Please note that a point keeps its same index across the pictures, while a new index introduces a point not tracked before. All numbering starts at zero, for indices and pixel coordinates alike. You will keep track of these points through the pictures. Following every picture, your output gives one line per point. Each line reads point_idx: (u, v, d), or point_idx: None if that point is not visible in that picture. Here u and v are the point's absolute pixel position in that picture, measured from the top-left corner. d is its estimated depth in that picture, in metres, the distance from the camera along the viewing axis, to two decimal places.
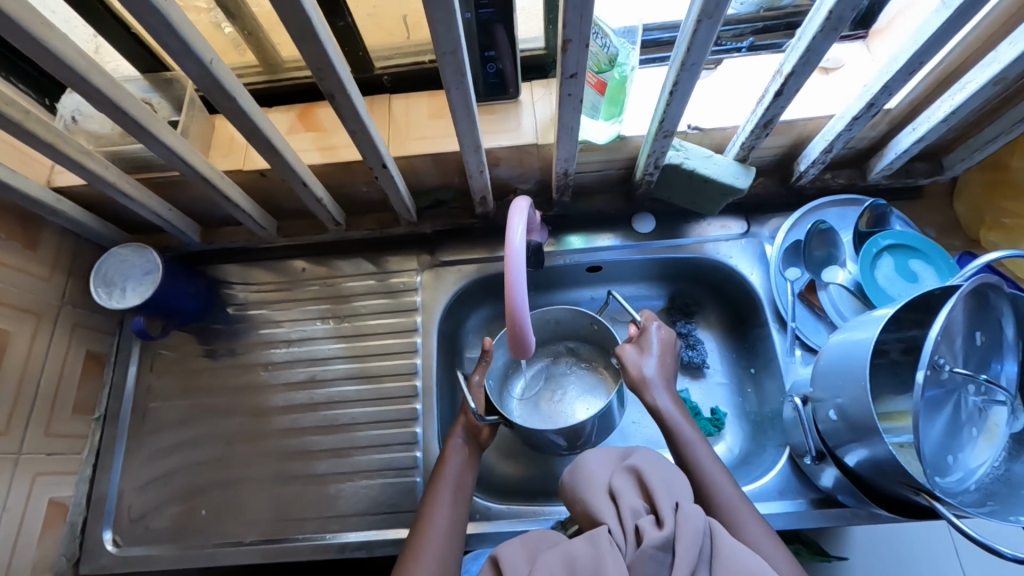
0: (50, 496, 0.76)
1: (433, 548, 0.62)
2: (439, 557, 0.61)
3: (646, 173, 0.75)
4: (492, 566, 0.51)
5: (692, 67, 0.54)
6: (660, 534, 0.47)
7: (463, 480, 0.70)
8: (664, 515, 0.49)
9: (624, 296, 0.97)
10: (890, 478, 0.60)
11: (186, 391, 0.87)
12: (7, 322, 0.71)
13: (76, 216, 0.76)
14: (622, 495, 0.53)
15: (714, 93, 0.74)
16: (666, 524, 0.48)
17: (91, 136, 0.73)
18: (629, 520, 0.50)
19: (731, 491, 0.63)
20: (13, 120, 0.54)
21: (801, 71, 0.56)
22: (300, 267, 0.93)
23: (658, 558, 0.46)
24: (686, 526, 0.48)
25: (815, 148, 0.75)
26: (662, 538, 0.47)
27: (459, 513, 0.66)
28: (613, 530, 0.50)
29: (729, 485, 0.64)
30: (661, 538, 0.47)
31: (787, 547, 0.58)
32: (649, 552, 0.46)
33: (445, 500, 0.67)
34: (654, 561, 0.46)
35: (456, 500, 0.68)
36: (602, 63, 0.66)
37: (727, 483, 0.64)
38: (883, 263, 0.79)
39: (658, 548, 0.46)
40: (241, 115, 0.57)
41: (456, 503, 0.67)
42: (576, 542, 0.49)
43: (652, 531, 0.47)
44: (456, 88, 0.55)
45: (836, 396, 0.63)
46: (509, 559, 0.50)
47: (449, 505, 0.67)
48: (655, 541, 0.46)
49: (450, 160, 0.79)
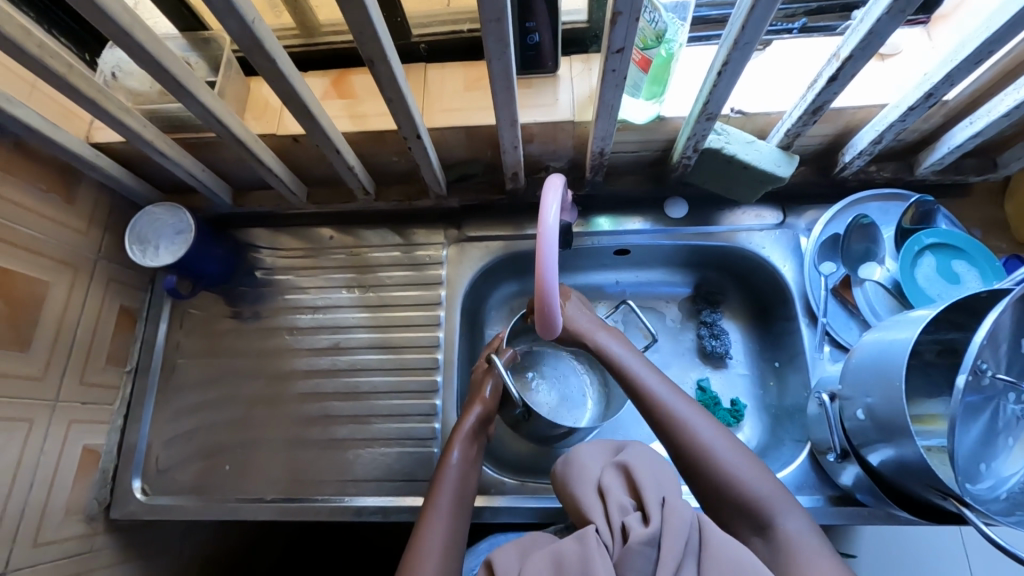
0: (84, 443, 0.78)
1: (434, 547, 0.60)
2: (440, 556, 0.60)
3: (683, 156, 0.73)
4: (486, 571, 0.51)
5: (745, 47, 0.52)
6: (646, 530, 0.47)
7: (469, 475, 0.70)
8: (651, 510, 0.49)
9: (648, 282, 0.97)
10: (915, 480, 0.59)
11: (213, 351, 0.90)
12: (46, 273, 0.72)
13: (114, 172, 0.77)
14: (611, 493, 0.54)
15: (763, 76, 0.72)
16: (653, 519, 0.48)
17: (130, 93, 0.73)
18: (618, 517, 0.51)
19: (695, 414, 0.63)
20: (56, 72, 0.54)
21: (859, 55, 0.53)
22: (327, 235, 0.93)
23: (644, 553, 0.46)
24: (672, 519, 0.48)
25: (864, 138, 0.71)
26: (648, 534, 0.47)
27: (459, 521, 0.65)
28: (601, 530, 0.50)
29: (695, 412, 0.64)
30: (647, 533, 0.47)
31: (774, 480, 0.57)
32: (635, 547, 0.46)
33: (449, 498, 0.67)
34: (640, 556, 0.46)
35: (462, 496, 0.68)
36: (649, 40, 0.64)
37: (687, 405, 0.64)
38: (925, 262, 0.76)
39: (644, 544, 0.47)
40: (279, 77, 0.56)
41: (459, 501, 0.67)
42: (566, 543, 0.49)
43: (638, 527, 0.48)
44: (497, 59, 0.53)
45: (866, 394, 0.62)
46: (503, 563, 0.51)
47: (450, 505, 0.66)
48: (641, 536, 0.47)
49: (483, 134, 0.78)
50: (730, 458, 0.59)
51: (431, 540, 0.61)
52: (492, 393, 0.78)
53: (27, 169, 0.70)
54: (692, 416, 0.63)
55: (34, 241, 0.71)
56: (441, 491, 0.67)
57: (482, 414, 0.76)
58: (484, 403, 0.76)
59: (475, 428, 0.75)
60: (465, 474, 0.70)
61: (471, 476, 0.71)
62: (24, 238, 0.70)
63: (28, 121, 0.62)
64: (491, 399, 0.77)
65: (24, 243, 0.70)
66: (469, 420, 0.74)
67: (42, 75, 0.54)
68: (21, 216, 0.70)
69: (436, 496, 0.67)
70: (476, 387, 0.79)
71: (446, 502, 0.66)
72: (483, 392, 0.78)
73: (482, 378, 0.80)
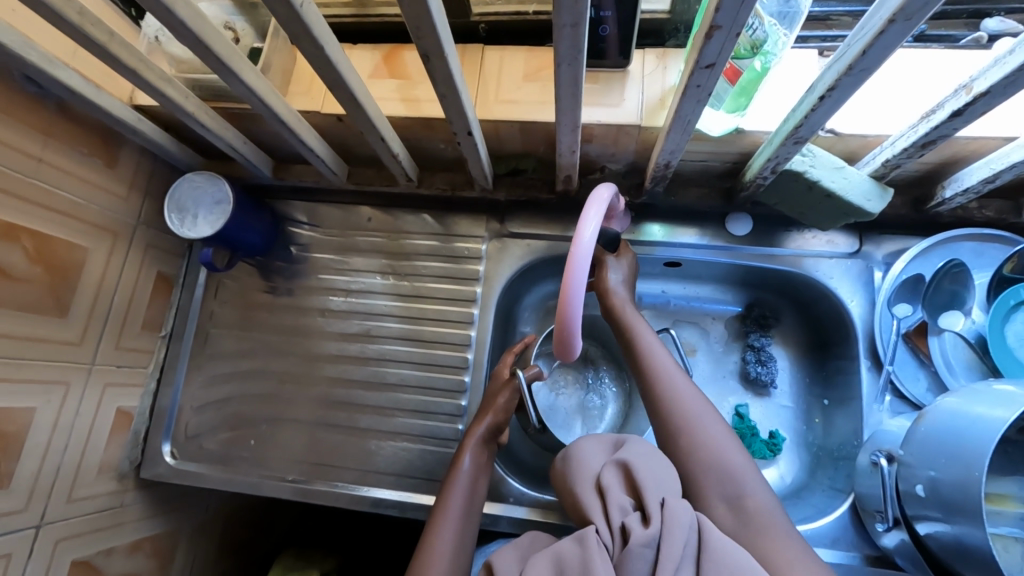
0: (118, 405, 0.80)
1: (443, 554, 0.59)
2: (448, 565, 0.58)
3: (758, 176, 0.66)
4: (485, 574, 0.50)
5: (860, 73, 0.44)
6: (645, 531, 0.45)
7: (480, 481, 0.69)
8: (651, 512, 0.47)
9: (696, 296, 0.91)
10: (968, 564, 0.54)
11: (245, 323, 0.90)
12: (85, 238, 0.72)
13: (155, 138, 0.74)
14: (611, 493, 0.51)
15: (867, 92, 0.62)
16: (653, 521, 0.45)
17: (173, 59, 0.70)
18: (617, 518, 0.48)
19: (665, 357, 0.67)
20: (96, 41, 0.51)
21: (999, 92, 0.45)
22: (366, 216, 0.90)
23: (643, 555, 0.43)
24: (673, 520, 0.45)
25: (973, 174, 0.62)
26: (648, 535, 0.44)
27: (467, 531, 0.63)
28: (600, 530, 0.48)
29: (684, 381, 0.64)
30: (646, 535, 0.44)
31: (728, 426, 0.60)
32: (634, 548, 0.43)
33: (459, 507, 0.65)
34: (639, 558, 0.43)
35: (471, 506, 0.66)
36: (742, 49, 0.55)
37: (682, 382, 0.64)
38: (1018, 317, 0.68)
39: (643, 546, 0.44)
40: (326, 63, 0.52)
41: (470, 508, 0.65)
42: (566, 544, 0.47)
43: (638, 528, 0.45)
44: (567, 64, 0.47)
45: (929, 466, 0.56)
46: (502, 566, 0.50)
47: (460, 510, 0.64)
48: (640, 537, 0.44)
49: (538, 130, 0.72)
50: (714, 430, 0.59)
51: (441, 546, 0.60)
52: (507, 404, 0.74)
53: (68, 131, 0.68)
54: (684, 387, 0.63)
55: (73, 205, 0.70)
56: (450, 499, 0.65)
57: (495, 422, 0.73)
58: (496, 411, 0.73)
59: (484, 434, 0.72)
60: (475, 481, 0.68)
61: (480, 481, 0.69)
62: (64, 203, 0.69)
63: (70, 85, 0.60)
64: (505, 412, 0.73)
65: (63, 208, 0.68)
66: (480, 429, 0.71)
67: (82, 43, 0.51)
68: (62, 179, 0.68)
69: (446, 504, 0.65)
70: (489, 396, 0.75)
71: (456, 512, 0.64)
72: (497, 401, 0.74)
73: (498, 389, 0.76)
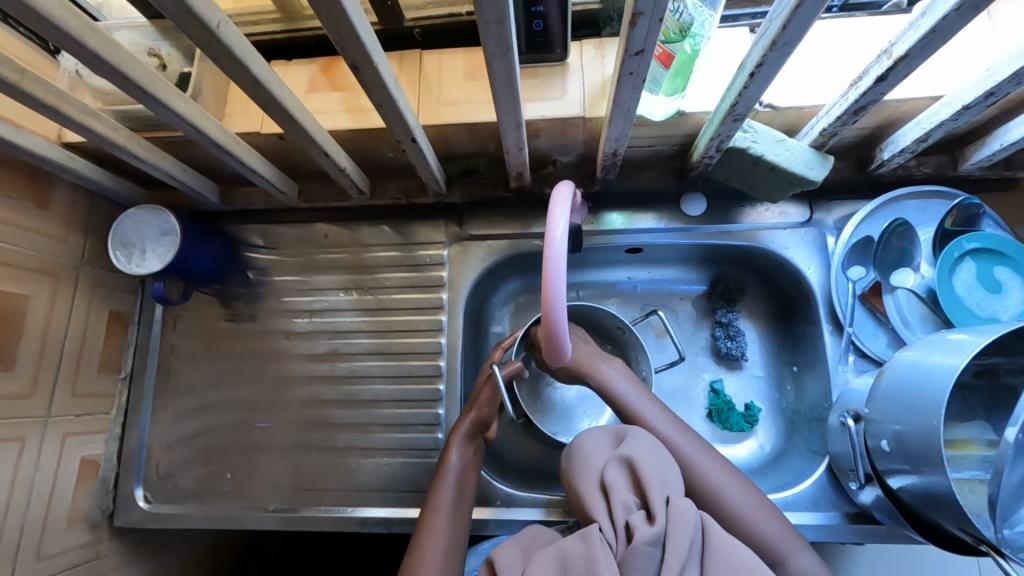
0: (82, 454, 0.77)
1: (435, 551, 0.59)
2: (441, 562, 0.58)
3: (705, 155, 0.67)
4: (486, 569, 0.51)
5: (784, 47, 0.45)
6: (651, 529, 0.45)
7: (469, 474, 0.68)
8: (655, 509, 0.47)
9: (662, 279, 0.92)
10: (936, 511, 0.56)
11: (209, 354, 0.87)
12: (25, 285, 0.69)
13: (88, 174, 0.72)
14: (614, 490, 0.52)
15: (801, 64, 0.64)
16: (657, 518, 0.46)
17: (98, 92, 0.67)
18: (620, 516, 0.49)
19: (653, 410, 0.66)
20: (8, 81, 0.48)
21: (916, 54, 0.46)
22: (322, 233, 0.88)
23: (649, 554, 0.44)
24: (678, 521, 0.46)
25: (907, 135, 0.64)
26: (652, 533, 0.45)
27: (458, 526, 0.63)
28: (604, 529, 0.48)
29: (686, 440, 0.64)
30: (651, 533, 0.45)
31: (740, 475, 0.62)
32: (639, 547, 0.44)
33: (448, 502, 0.64)
34: (646, 556, 0.44)
35: (462, 499, 0.66)
36: (672, 32, 0.58)
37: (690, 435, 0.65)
38: (964, 269, 0.70)
39: (649, 544, 0.45)
40: (254, 82, 0.50)
41: (459, 504, 0.65)
42: (569, 541, 0.48)
43: (643, 526, 0.46)
44: (499, 62, 0.47)
45: (893, 421, 0.58)
46: (506, 561, 0.50)
47: (450, 506, 0.64)
48: (646, 536, 0.45)
49: (485, 129, 0.71)
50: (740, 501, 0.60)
51: (431, 543, 0.60)
52: (490, 399, 0.72)
53: None
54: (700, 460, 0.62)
55: (8, 253, 0.67)
56: (440, 494, 0.65)
57: (480, 417, 0.72)
58: (480, 407, 0.72)
59: (470, 431, 0.71)
60: (465, 476, 0.68)
61: (471, 477, 0.68)
62: None
63: None
64: (487, 403, 0.72)
65: None
66: (466, 423, 0.71)
67: None
68: None
69: (436, 498, 0.65)
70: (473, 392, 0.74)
71: (446, 505, 0.64)
72: (481, 397, 0.72)
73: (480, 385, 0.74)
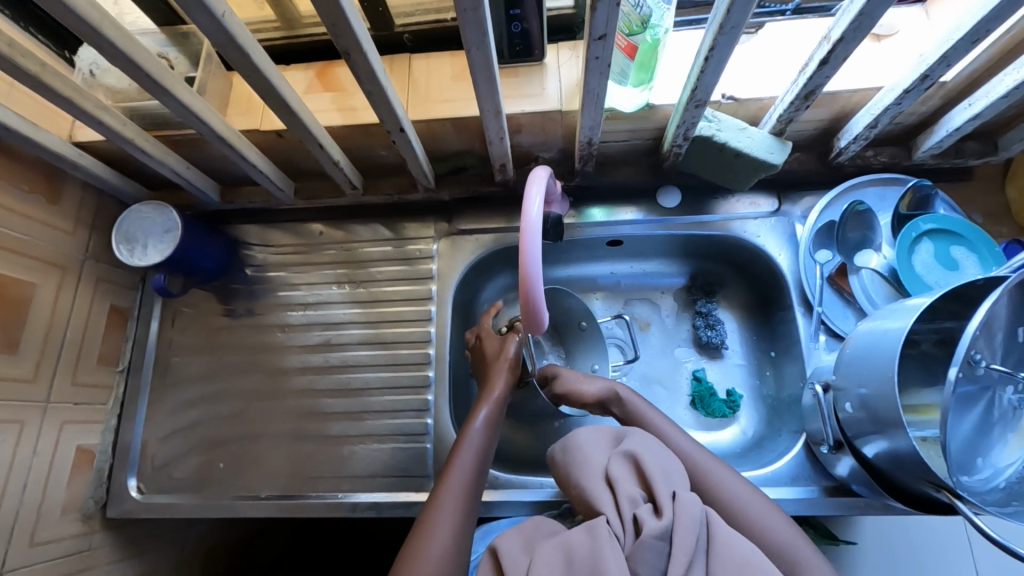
0: (78, 443, 0.79)
1: (447, 512, 0.59)
2: (454, 525, 0.58)
3: (674, 144, 0.71)
4: (491, 557, 0.49)
5: (732, 31, 0.50)
6: (659, 523, 0.46)
7: (490, 440, 0.69)
8: (662, 504, 0.48)
9: (645, 272, 0.96)
10: (909, 472, 0.58)
11: (206, 349, 0.90)
12: (33, 274, 0.72)
13: (97, 171, 0.76)
14: (619, 483, 0.52)
15: (756, 61, 0.70)
16: (666, 513, 0.47)
17: (110, 91, 0.72)
18: (627, 508, 0.49)
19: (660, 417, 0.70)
20: (29, 72, 0.53)
21: (850, 37, 0.51)
22: (317, 231, 0.92)
23: (657, 548, 0.45)
24: (685, 514, 0.47)
25: (859, 123, 0.70)
26: (660, 527, 0.45)
27: (473, 488, 0.63)
28: (610, 520, 0.48)
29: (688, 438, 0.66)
30: (659, 527, 0.46)
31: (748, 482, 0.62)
32: (648, 541, 0.45)
33: (469, 462, 0.65)
34: (653, 550, 0.45)
35: (482, 462, 0.66)
36: (634, 25, 0.62)
37: (684, 437, 0.66)
38: (922, 248, 0.74)
39: (656, 537, 0.45)
40: (256, 73, 0.55)
41: (480, 465, 0.66)
42: (575, 535, 0.47)
43: (651, 520, 0.46)
44: (477, 48, 0.51)
45: (859, 385, 0.61)
46: (507, 550, 0.49)
47: (470, 465, 0.65)
48: (653, 530, 0.45)
49: (471, 125, 0.77)
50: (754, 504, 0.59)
51: (445, 504, 0.60)
52: (516, 353, 0.77)
53: (8, 170, 0.70)
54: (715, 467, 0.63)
55: (18, 241, 0.70)
56: (461, 455, 0.66)
57: (511, 378, 0.75)
58: (506, 368, 0.75)
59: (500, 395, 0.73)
60: (486, 438, 0.68)
61: (491, 438, 0.69)
62: (9, 240, 0.69)
63: (6, 122, 0.61)
64: (513, 361, 0.76)
65: (8, 244, 0.69)
66: (500, 385, 0.73)
67: (16, 75, 0.53)
68: (4, 217, 0.69)
69: (457, 458, 0.65)
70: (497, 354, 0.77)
71: (467, 466, 0.65)
72: (504, 361, 0.76)
73: (503, 345, 0.78)
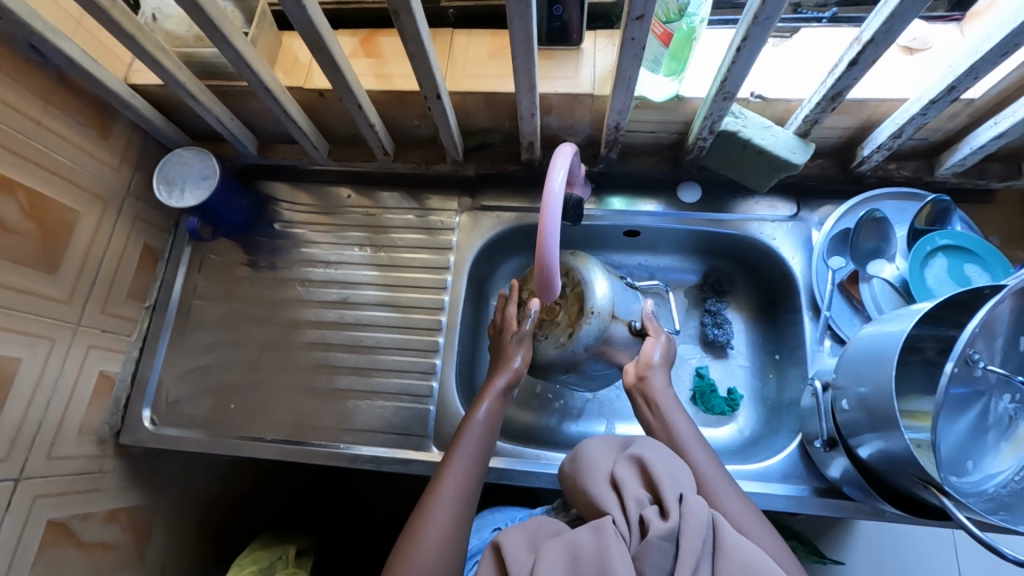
0: (100, 368, 0.82)
1: (443, 504, 0.62)
2: (448, 517, 0.60)
3: (699, 137, 0.73)
4: (493, 556, 0.49)
5: (764, 22, 0.52)
6: (665, 524, 0.46)
7: (490, 433, 0.71)
8: (668, 505, 0.48)
9: (658, 267, 0.98)
10: (900, 472, 0.59)
11: (228, 296, 0.93)
12: (77, 202, 0.76)
13: (147, 113, 0.80)
14: (625, 486, 0.52)
15: (787, 63, 0.72)
16: (671, 515, 0.47)
17: (168, 36, 0.76)
18: (634, 510, 0.50)
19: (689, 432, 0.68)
20: (100, 5, 0.57)
21: (880, 39, 0.53)
22: (346, 194, 0.96)
23: (664, 548, 0.45)
24: (690, 516, 0.47)
25: (883, 132, 0.71)
26: (667, 528, 0.46)
27: (470, 482, 0.65)
28: (616, 522, 0.49)
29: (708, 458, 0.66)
30: (665, 528, 0.46)
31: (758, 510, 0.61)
32: (654, 541, 0.45)
33: (469, 456, 0.67)
34: (660, 551, 0.45)
35: (480, 457, 0.68)
36: (671, 13, 0.65)
37: (704, 453, 0.66)
38: (936, 263, 0.75)
39: (662, 538, 0.45)
40: (307, 25, 0.58)
41: (479, 458, 0.68)
42: (581, 534, 0.47)
43: (657, 521, 0.47)
44: (519, 19, 0.53)
45: (858, 384, 0.62)
46: (511, 547, 0.49)
47: (469, 461, 0.67)
48: (659, 530, 0.45)
49: (504, 102, 0.79)
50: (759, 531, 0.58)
51: (442, 497, 0.63)
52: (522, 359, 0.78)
53: (66, 101, 0.74)
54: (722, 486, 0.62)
55: (67, 169, 0.75)
56: (461, 449, 0.68)
57: (513, 376, 0.76)
58: (510, 368, 0.77)
59: (501, 389, 0.75)
60: (485, 432, 0.71)
61: (492, 433, 0.71)
62: (60, 166, 0.74)
63: (71, 54, 0.65)
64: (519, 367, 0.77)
65: (58, 170, 0.73)
66: (500, 381, 0.75)
67: (87, 7, 0.57)
68: (57, 144, 0.73)
69: (457, 451, 0.68)
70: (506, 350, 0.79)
71: (466, 459, 0.67)
72: (511, 356, 0.78)
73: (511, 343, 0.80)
